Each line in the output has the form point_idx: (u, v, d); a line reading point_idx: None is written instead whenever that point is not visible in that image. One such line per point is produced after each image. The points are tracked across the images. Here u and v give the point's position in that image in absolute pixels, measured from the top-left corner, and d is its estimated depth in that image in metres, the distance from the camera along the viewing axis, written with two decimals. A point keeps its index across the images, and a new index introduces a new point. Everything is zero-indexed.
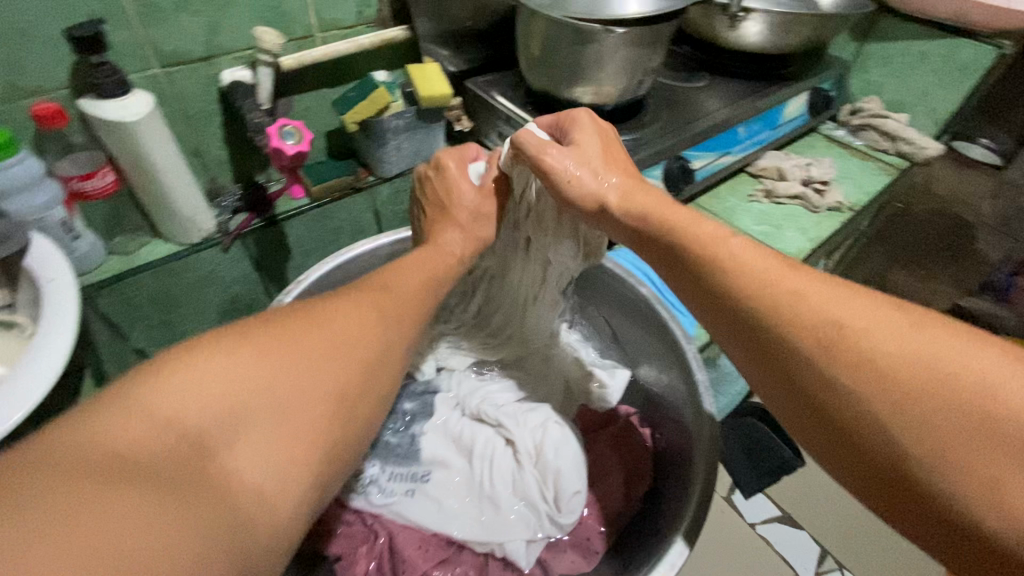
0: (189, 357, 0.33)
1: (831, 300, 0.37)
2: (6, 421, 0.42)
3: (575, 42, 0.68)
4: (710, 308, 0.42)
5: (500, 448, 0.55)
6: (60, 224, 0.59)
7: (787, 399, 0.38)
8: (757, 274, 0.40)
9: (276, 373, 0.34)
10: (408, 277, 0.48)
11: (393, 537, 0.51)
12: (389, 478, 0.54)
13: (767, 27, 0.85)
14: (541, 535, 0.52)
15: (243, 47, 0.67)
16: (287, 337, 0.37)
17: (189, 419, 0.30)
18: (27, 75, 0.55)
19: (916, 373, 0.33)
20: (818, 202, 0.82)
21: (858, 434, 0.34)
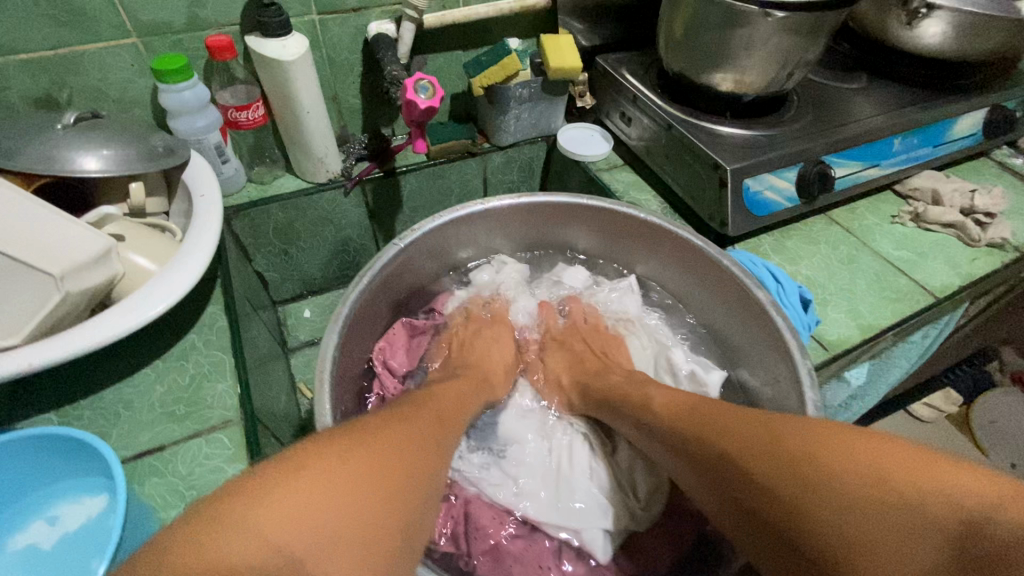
0: (300, 472, 0.32)
1: (733, 426, 0.43)
2: (153, 310, 0.47)
3: (725, 24, 0.63)
4: (662, 445, 0.49)
5: (579, 440, 0.58)
6: (214, 147, 0.65)
7: (759, 544, 0.38)
8: (683, 414, 0.48)
9: (364, 482, 0.34)
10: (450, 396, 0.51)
11: (469, 504, 0.53)
12: (470, 450, 0.56)
13: (952, 28, 0.74)
14: (617, 526, 0.52)
15: (392, 2, 0.69)
16: (370, 447, 0.37)
17: (292, 545, 0.29)
18: (209, 9, 0.60)
19: (804, 475, 0.36)
20: (977, 236, 0.71)
21: (790, 543, 0.36)
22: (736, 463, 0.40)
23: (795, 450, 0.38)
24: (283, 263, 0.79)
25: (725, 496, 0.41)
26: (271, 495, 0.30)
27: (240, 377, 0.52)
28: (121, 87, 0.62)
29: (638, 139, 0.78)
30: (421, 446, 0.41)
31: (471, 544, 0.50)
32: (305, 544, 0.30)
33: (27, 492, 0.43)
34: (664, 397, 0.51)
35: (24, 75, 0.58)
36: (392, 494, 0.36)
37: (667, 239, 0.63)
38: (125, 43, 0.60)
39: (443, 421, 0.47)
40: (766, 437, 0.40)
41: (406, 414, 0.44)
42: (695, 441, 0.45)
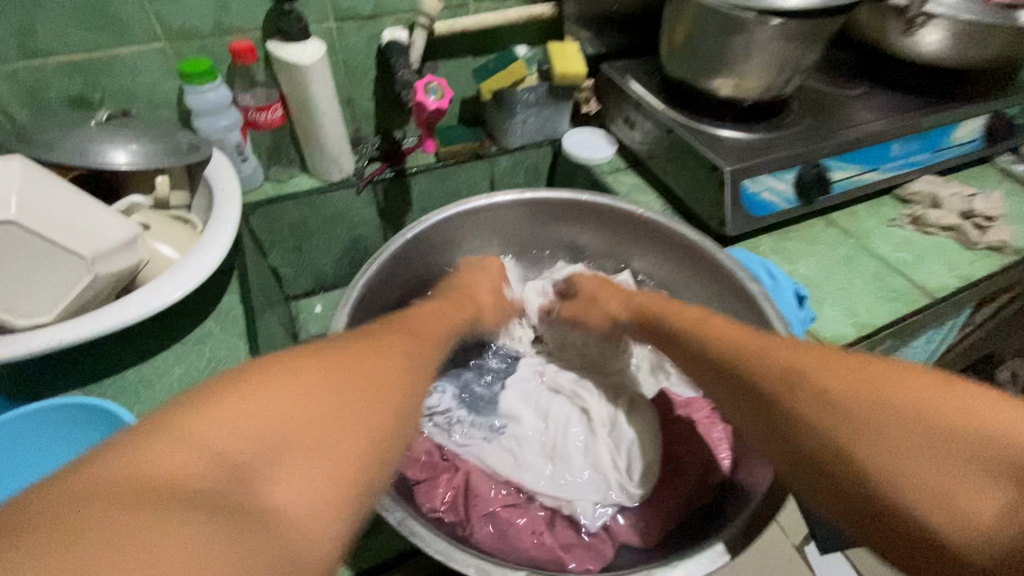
0: (240, 383, 0.29)
1: (782, 351, 0.41)
2: (171, 296, 0.50)
3: (724, 31, 0.65)
4: (701, 369, 0.48)
5: (575, 415, 0.58)
6: (235, 146, 0.69)
7: (785, 457, 0.39)
8: (732, 342, 0.45)
9: (324, 401, 0.31)
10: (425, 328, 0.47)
11: (471, 475, 0.53)
12: (471, 423, 0.57)
13: (950, 36, 0.75)
14: (608, 501, 0.53)
15: (405, 11, 0.73)
16: (328, 365, 0.34)
17: (227, 450, 0.26)
18: (233, 15, 0.64)
19: (853, 401, 0.35)
20: (976, 239, 0.72)
21: (818, 459, 0.36)
22: (791, 393, 0.38)
23: (861, 389, 0.36)
24: (297, 259, 0.82)
25: (771, 428, 0.40)
26: (216, 410, 0.27)
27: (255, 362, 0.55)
28: (150, 88, 0.66)
29: (641, 143, 0.80)
30: (400, 371, 0.38)
31: (470, 512, 0.50)
32: (246, 453, 0.26)
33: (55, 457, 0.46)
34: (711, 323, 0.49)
35: (61, 75, 0.62)
36: (357, 413, 0.32)
37: (664, 233, 0.66)
38: (155, 47, 0.63)
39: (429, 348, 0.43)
40: (828, 369, 0.38)
41: (387, 333, 0.42)
42: (741, 372, 0.43)
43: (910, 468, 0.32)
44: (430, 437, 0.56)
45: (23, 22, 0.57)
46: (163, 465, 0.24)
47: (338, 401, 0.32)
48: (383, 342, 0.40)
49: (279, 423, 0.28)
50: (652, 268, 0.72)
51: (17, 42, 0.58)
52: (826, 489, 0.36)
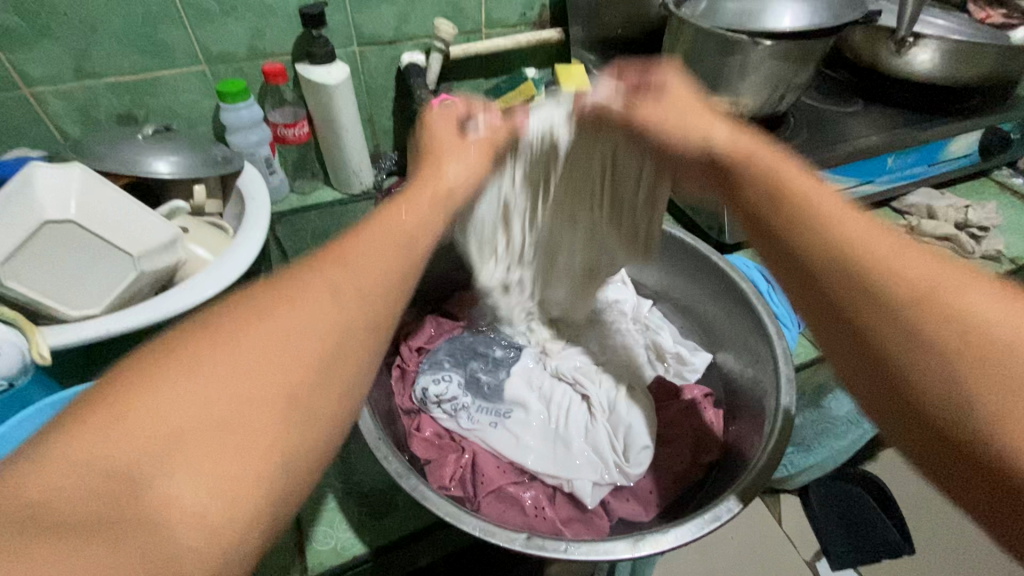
0: (156, 368, 0.26)
1: (893, 258, 0.32)
2: (205, 292, 0.55)
3: (719, 52, 0.70)
4: (775, 259, 0.38)
5: (576, 402, 0.60)
6: (264, 160, 0.75)
7: (858, 371, 0.33)
8: (837, 231, 0.34)
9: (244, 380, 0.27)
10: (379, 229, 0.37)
11: (476, 456, 0.56)
12: (477, 409, 0.60)
13: (940, 55, 0.79)
14: (607, 480, 0.54)
15: (424, 35, 0.79)
16: (255, 322, 0.29)
17: (125, 456, 0.23)
18: (266, 41, 0.70)
19: (972, 336, 0.29)
20: (971, 248, 0.74)
21: (899, 384, 0.30)
22: (910, 310, 0.30)
23: (984, 315, 0.29)
24: None
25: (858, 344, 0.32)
26: (93, 421, 0.24)
27: None
28: (188, 106, 0.72)
29: None
30: (331, 308, 0.31)
31: (477, 489, 0.53)
32: (134, 456, 0.23)
33: None
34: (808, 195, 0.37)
35: (111, 94, 0.68)
36: (277, 373, 0.28)
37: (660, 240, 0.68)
38: (195, 69, 0.70)
39: (393, 253, 0.36)
40: (951, 288, 0.30)
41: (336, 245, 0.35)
42: (835, 275, 0.33)
43: (1006, 414, 0.27)
44: (439, 421, 0.60)
45: (81, 47, 0.63)
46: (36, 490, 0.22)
47: (263, 369, 0.27)
48: (323, 270, 0.33)
49: (174, 417, 0.25)
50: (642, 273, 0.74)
51: (74, 64, 0.64)
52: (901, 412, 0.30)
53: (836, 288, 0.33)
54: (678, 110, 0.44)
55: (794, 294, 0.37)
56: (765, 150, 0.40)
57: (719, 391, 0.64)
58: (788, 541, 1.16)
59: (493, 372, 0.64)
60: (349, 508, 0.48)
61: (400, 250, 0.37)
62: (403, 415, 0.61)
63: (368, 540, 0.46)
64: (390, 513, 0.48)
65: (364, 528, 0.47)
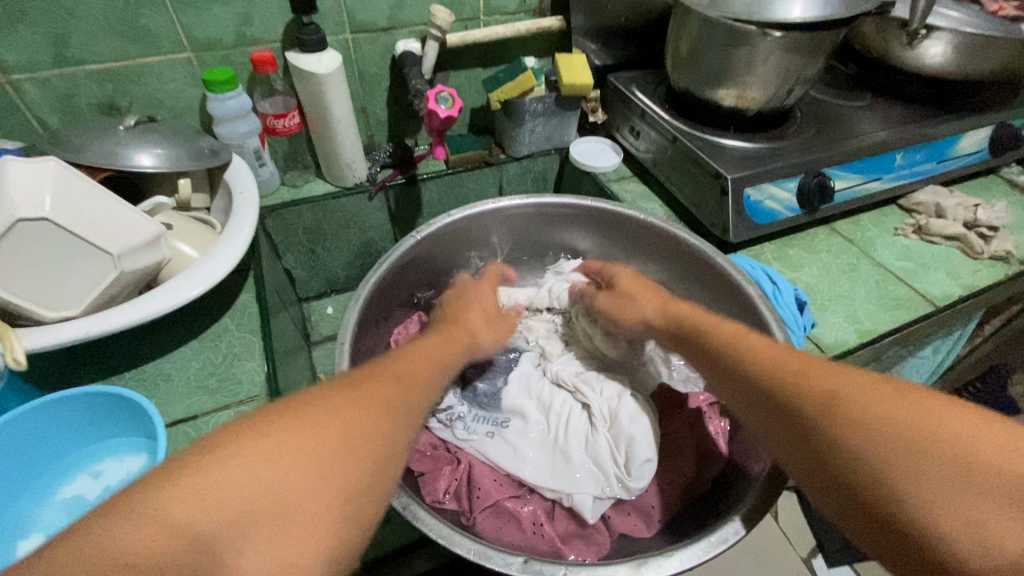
0: (248, 442, 0.30)
1: (826, 376, 0.38)
2: (191, 294, 0.53)
3: (727, 44, 0.68)
4: (731, 382, 0.45)
5: (576, 410, 0.58)
6: (254, 152, 0.72)
7: (813, 475, 0.36)
8: (781, 367, 0.42)
9: (310, 467, 0.31)
10: (417, 358, 0.47)
11: (472, 468, 0.55)
12: (474, 418, 0.58)
13: (952, 48, 0.76)
14: (608, 494, 0.53)
15: (419, 23, 0.76)
16: (320, 418, 0.34)
17: (209, 520, 0.26)
18: (254, 27, 0.67)
19: (897, 428, 0.33)
20: (980, 248, 0.73)
21: (846, 481, 0.34)
22: (835, 417, 0.35)
23: (908, 408, 0.34)
24: (311, 262, 0.86)
25: (808, 449, 0.36)
26: (184, 482, 0.27)
27: (268, 357, 0.58)
28: (174, 96, 0.70)
29: (646, 152, 0.82)
30: (375, 417, 0.36)
31: (472, 504, 0.52)
32: (211, 524, 0.26)
33: (77, 447, 0.47)
34: (749, 345, 0.45)
35: (92, 83, 0.65)
36: (338, 462, 0.32)
37: (664, 242, 0.68)
38: (180, 57, 0.67)
39: (420, 384, 0.44)
40: (875, 398, 0.35)
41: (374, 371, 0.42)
42: (779, 392, 0.40)
43: (935, 497, 0.30)
44: (435, 431, 0.59)
45: (59, 34, 0.60)
46: (115, 544, 0.24)
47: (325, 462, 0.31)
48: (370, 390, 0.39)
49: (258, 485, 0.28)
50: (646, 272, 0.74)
51: (52, 52, 0.61)
52: (868, 519, 0.33)
53: (781, 402, 0.39)
54: (632, 299, 0.59)
55: (757, 418, 0.42)
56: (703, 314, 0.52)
57: None
58: (786, 540, 1.16)
59: (490, 379, 0.62)
60: None
61: (422, 376, 0.45)
62: None
63: None
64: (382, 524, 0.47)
65: None
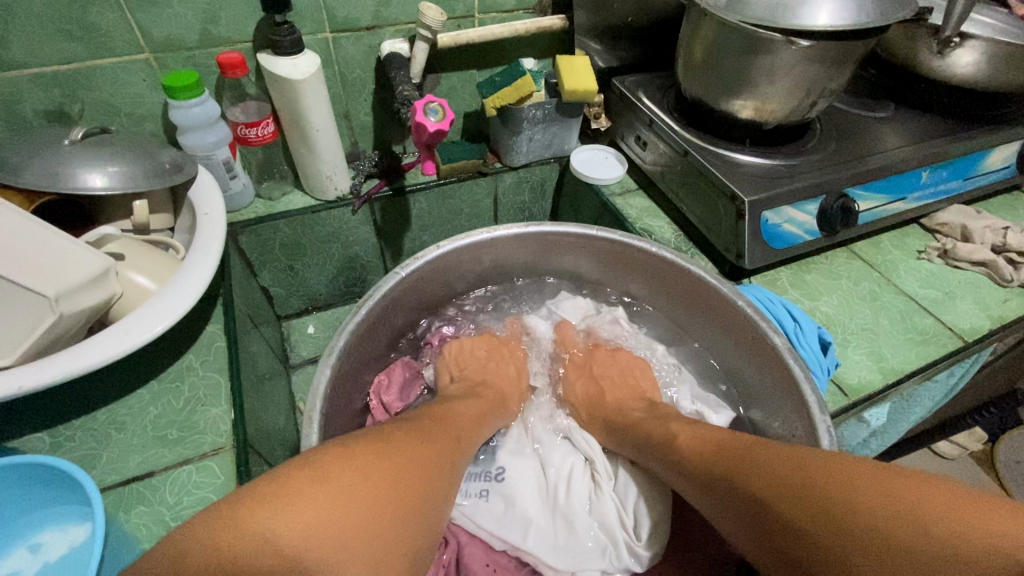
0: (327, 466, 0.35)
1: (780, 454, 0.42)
2: (150, 332, 0.46)
3: (747, 52, 0.61)
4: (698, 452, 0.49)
5: (579, 466, 0.57)
6: (223, 163, 0.65)
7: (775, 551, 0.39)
8: (720, 450, 0.47)
9: (382, 512, 0.36)
10: (457, 411, 0.53)
11: (461, 548, 0.52)
12: (466, 481, 0.56)
13: (985, 58, 0.70)
14: (617, 567, 0.52)
15: (407, 21, 0.69)
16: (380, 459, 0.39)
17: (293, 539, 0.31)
18: (221, 25, 0.60)
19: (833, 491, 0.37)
20: (1009, 276, 0.67)
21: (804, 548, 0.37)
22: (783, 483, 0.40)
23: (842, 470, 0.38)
24: (289, 279, 0.79)
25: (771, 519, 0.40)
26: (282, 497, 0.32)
27: (235, 399, 0.52)
28: (132, 101, 0.62)
29: (654, 164, 0.76)
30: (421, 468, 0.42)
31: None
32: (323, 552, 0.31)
33: (10, 519, 0.42)
34: (690, 431, 0.51)
35: (38, 88, 0.58)
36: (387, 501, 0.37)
37: (675, 276, 0.62)
38: (138, 58, 0.59)
39: (453, 447, 0.49)
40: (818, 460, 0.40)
41: (420, 429, 0.46)
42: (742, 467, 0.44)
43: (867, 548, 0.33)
44: None
45: None
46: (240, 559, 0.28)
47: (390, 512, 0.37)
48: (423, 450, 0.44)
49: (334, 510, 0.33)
50: (655, 300, 0.69)
51: None
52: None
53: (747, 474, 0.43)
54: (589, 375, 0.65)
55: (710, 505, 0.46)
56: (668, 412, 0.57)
57: None
58: None
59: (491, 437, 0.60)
60: None
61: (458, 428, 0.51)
62: None
63: None
64: None
65: None
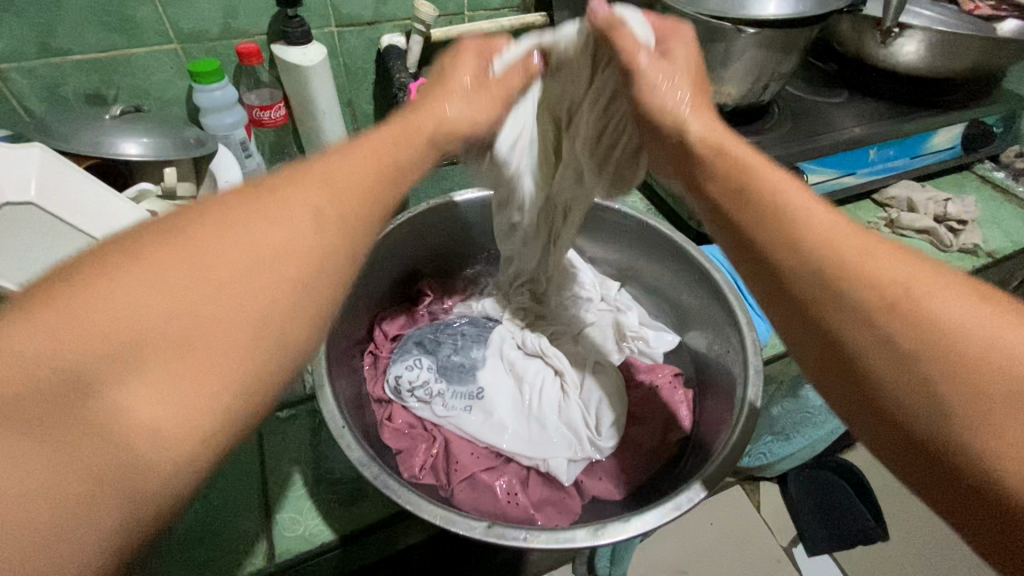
0: (112, 264, 0.25)
1: (885, 257, 0.31)
2: None
3: (704, 40, 0.69)
4: (743, 245, 0.36)
5: (549, 377, 0.64)
6: (241, 143, 0.71)
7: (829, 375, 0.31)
8: (815, 221, 0.33)
9: (184, 297, 0.25)
10: (362, 172, 0.36)
11: (449, 442, 0.58)
12: (452, 395, 0.62)
13: (924, 47, 0.78)
14: (581, 456, 0.58)
15: (404, 17, 0.77)
16: (203, 240, 0.27)
17: (68, 361, 0.22)
18: (240, 20, 0.69)
19: (966, 340, 0.27)
20: (949, 241, 0.75)
21: (867, 383, 0.29)
22: (880, 302, 0.29)
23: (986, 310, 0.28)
24: None
25: (835, 351, 0.31)
26: (40, 311, 0.23)
27: None
28: (161, 87, 0.71)
29: None
30: (303, 232, 0.30)
31: (450, 475, 0.55)
32: (83, 358, 0.23)
33: None
34: (791, 192, 0.36)
35: (79, 73, 0.66)
36: (213, 292, 0.26)
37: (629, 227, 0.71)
38: (167, 48, 0.68)
39: (345, 197, 0.33)
40: (938, 288, 0.29)
41: (299, 182, 0.32)
42: (811, 262, 0.32)
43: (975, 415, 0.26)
44: (412, 411, 0.61)
45: (46, 24, 0.61)
46: None
47: (201, 286, 0.26)
48: (284, 196, 0.31)
49: (128, 315, 0.24)
50: (603, 251, 0.77)
51: (39, 42, 0.62)
52: (874, 422, 0.30)
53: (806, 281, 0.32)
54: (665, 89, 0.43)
55: (750, 290, 0.36)
56: (737, 145, 0.40)
57: (689, 370, 0.68)
58: (766, 528, 1.17)
59: (469, 357, 0.67)
60: (319, 497, 0.51)
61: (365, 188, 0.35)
62: (376, 404, 0.62)
63: (335, 527, 0.49)
64: (358, 503, 0.50)
65: (331, 514, 0.50)
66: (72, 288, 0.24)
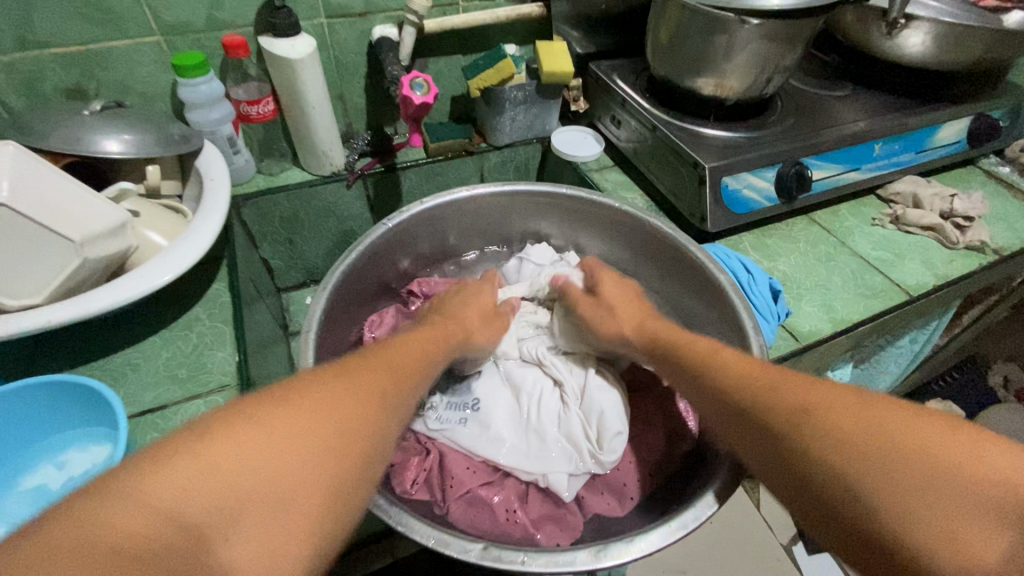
0: (229, 425, 0.30)
1: (805, 390, 0.39)
2: (159, 280, 0.51)
3: (706, 31, 0.67)
4: (703, 396, 0.45)
5: (548, 387, 0.62)
6: (226, 139, 0.70)
7: (795, 493, 0.37)
8: (737, 377, 0.43)
9: (280, 456, 0.30)
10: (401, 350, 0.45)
11: (444, 456, 0.56)
12: (446, 407, 0.60)
13: (932, 38, 0.76)
14: (582, 471, 0.56)
15: (396, 8, 0.74)
16: (295, 406, 0.33)
17: (191, 513, 0.26)
18: (225, 11, 0.66)
19: (878, 442, 0.33)
20: (956, 238, 0.73)
21: (821, 494, 0.34)
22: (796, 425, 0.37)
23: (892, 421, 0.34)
24: (288, 252, 0.85)
25: (790, 469, 0.36)
26: (170, 469, 0.27)
27: (238, 346, 0.57)
28: (144, 81, 0.68)
29: (627, 141, 0.82)
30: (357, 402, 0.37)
31: (445, 492, 0.54)
32: (205, 511, 0.27)
33: (48, 435, 0.47)
34: (716, 363, 0.45)
35: (58, 67, 0.64)
36: (302, 452, 0.31)
37: (631, 224, 0.70)
38: (150, 41, 0.65)
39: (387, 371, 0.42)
40: (853, 409, 0.36)
41: (357, 364, 0.41)
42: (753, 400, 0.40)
43: (906, 512, 0.31)
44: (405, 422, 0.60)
45: (22, 17, 0.59)
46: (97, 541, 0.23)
47: (298, 444, 0.31)
48: (350, 374, 0.39)
49: (239, 465, 0.29)
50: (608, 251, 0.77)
51: (15, 35, 0.60)
52: (831, 530, 0.34)
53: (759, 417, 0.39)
54: (612, 312, 0.60)
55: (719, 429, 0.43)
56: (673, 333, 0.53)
57: None
58: (766, 525, 1.17)
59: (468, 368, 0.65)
60: None
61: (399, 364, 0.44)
62: None
63: None
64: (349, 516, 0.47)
65: None
66: (191, 445, 0.28)
